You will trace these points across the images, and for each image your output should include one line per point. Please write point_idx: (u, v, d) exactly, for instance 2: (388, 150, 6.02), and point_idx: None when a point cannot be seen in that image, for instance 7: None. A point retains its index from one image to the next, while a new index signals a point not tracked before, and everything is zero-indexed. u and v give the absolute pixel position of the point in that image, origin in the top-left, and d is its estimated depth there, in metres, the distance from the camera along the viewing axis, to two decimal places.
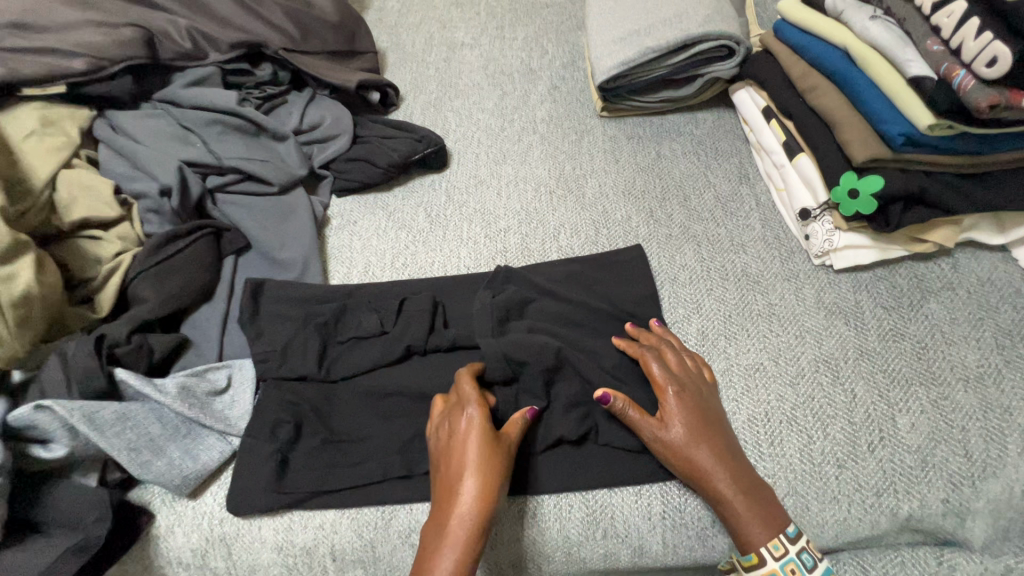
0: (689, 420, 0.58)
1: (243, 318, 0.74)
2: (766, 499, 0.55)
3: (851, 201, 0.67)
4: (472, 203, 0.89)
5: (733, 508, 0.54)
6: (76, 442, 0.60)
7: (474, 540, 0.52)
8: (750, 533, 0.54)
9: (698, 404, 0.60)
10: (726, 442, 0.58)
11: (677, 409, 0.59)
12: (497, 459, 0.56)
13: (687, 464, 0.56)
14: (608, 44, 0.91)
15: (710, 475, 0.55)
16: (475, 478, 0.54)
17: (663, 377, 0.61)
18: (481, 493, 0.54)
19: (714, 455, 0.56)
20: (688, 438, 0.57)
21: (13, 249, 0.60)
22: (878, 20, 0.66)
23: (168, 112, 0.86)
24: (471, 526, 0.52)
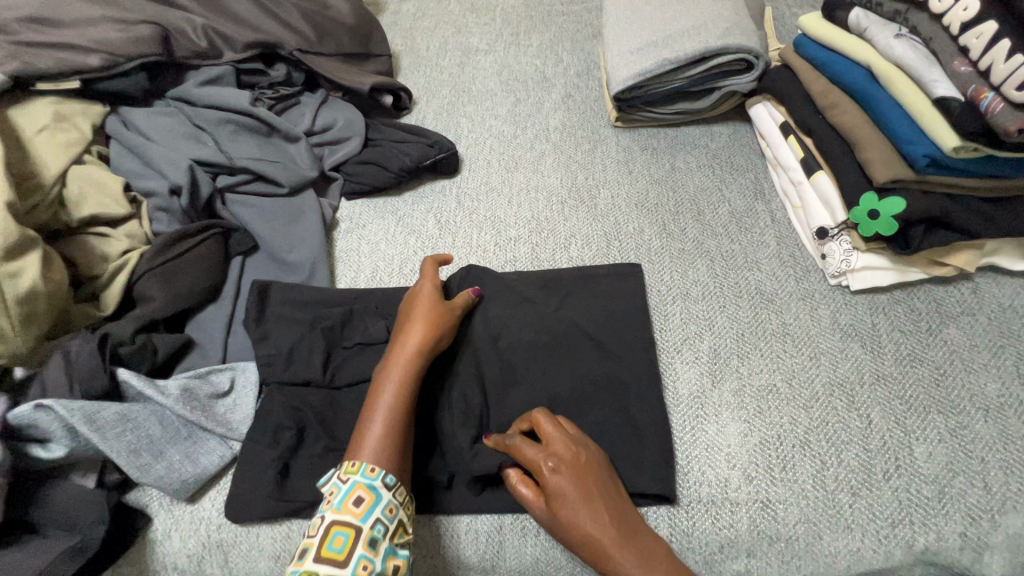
0: (573, 497, 0.53)
1: (249, 321, 0.73)
2: (663, 563, 0.50)
3: (871, 222, 0.65)
4: (482, 210, 0.88)
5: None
6: (76, 443, 0.58)
7: (411, 376, 0.60)
8: None
9: (580, 477, 0.54)
10: (616, 513, 0.53)
11: (558, 488, 0.53)
12: (438, 314, 0.65)
13: (583, 548, 0.52)
14: (624, 54, 0.90)
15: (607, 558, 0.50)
16: (418, 332, 0.62)
17: (535, 454, 0.55)
18: (425, 342, 0.62)
19: (603, 534, 0.51)
20: (574, 514, 0.52)
21: (19, 245, 0.58)
22: (903, 38, 0.65)
23: (181, 110, 0.86)
24: (410, 371, 0.60)
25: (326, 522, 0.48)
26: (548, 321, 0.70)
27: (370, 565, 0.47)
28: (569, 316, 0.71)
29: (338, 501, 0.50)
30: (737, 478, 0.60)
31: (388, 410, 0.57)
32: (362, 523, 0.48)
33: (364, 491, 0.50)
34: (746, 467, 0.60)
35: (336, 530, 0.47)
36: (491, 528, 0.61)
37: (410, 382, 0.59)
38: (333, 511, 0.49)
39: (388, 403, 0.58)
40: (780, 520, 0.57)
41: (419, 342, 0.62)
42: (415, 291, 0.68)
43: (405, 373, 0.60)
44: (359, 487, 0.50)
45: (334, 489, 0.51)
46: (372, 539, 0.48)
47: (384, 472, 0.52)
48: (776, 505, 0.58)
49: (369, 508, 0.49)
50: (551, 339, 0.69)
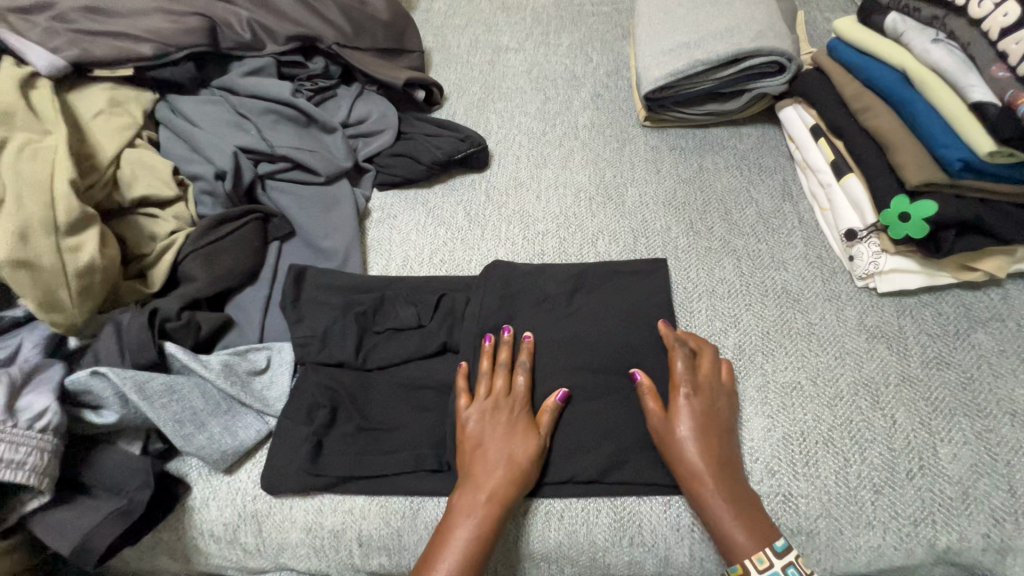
0: (695, 419, 0.60)
1: (286, 303, 0.76)
2: (751, 508, 0.57)
3: (901, 224, 0.66)
4: (511, 204, 0.90)
5: (721, 517, 0.56)
6: (125, 410, 0.61)
7: (492, 519, 0.57)
8: (733, 541, 0.55)
9: (708, 406, 0.61)
10: (727, 454, 0.59)
11: (684, 408, 0.61)
12: (528, 448, 0.61)
13: (678, 463, 0.59)
14: (656, 54, 0.91)
15: (700, 481, 0.57)
16: (503, 473, 0.59)
17: (682, 374, 0.63)
18: (510, 485, 0.59)
19: (711, 462, 0.58)
20: (689, 434, 0.59)
21: (80, 221, 0.61)
22: (940, 43, 0.65)
23: (226, 99, 0.89)
24: (492, 514, 0.57)
25: None
26: (574, 314, 0.72)
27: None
28: (593, 309, 0.73)
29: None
30: (759, 471, 0.60)
31: (464, 555, 0.55)
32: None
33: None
34: (769, 461, 0.61)
35: None
36: (516, 510, 0.62)
37: (489, 526, 0.57)
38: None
39: (465, 540, 0.56)
40: (802, 514, 0.58)
41: (507, 484, 0.59)
42: (500, 401, 0.64)
43: (486, 518, 0.57)
44: None
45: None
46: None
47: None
48: (798, 499, 0.58)
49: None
50: (576, 331, 0.70)
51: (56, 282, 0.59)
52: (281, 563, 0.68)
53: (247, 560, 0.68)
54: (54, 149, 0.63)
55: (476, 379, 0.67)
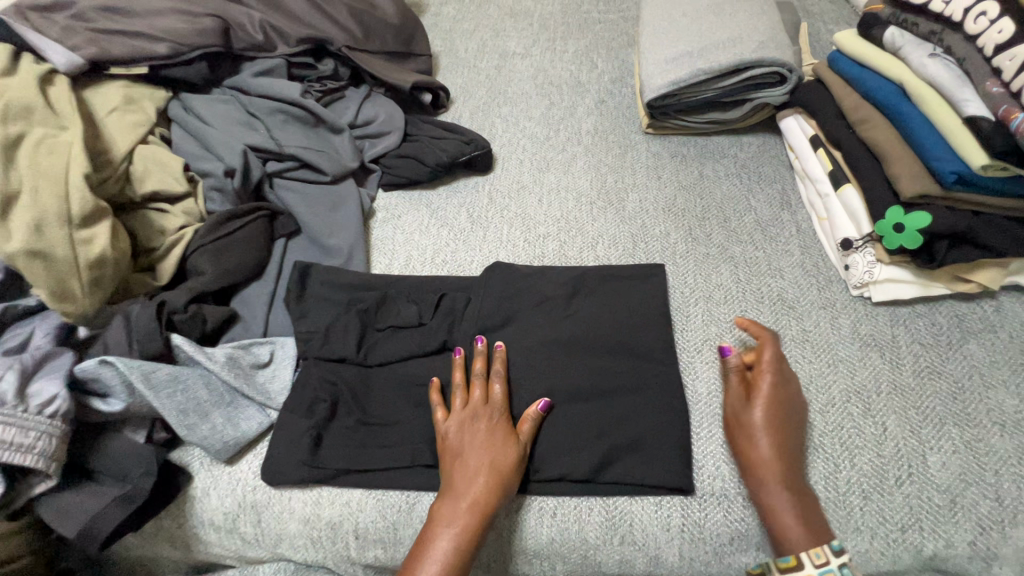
0: (770, 406, 0.60)
1: (290, 299, 0.78)
2: (806, 503, 0.56)
3: (896, 234, 0.67)
4: (513, 207, 0.91)
5: (776, 504, 0.56)
6: (132, 399, 0.63)
7: (472, 526, 0.57)
8: (787, 532, 0.55)
9: (786, 397, 0.61)
10: (795, 449, 0.59)
11: (768, 393, 0.61)
12: (506, 456, 0.61)
13: (742, 442, 0.60)
14: (659, 63, 0.92)
15: (760, 464, 0.58)
16: (482, 481, 0.59)
17: (770, 363, 0.63)
18: (490, 492, 0.59)
19: (780, 451, 0.58)
20: (764, 420, 0.60)
21: (92, 214, 0.63)
22: (937, 58, 0.67)
23: (236, 98, 0.91)
24: (473, 521, 0.58)
25: None
26: (572, 317, 0.73)
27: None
28: (590, 312, 0.74)
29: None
30: None
31: (447, 563, 0.56)
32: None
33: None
34: None
35: None
36: (509, 507, 0.63)
37: (468, 535, 0.57)
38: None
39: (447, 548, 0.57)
40: None
41: (487, 494, 0.59)
42: (478, 413, 0.64)
43: (466, 528, 0.57)
44: None
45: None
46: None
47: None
48: None
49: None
50: (572, 333, 0.72)
51: (68, 273, 0.61)
52: (279, 553, 0.70)
53: (246, 549, 0.69)
54: (70, 144, 0.65)
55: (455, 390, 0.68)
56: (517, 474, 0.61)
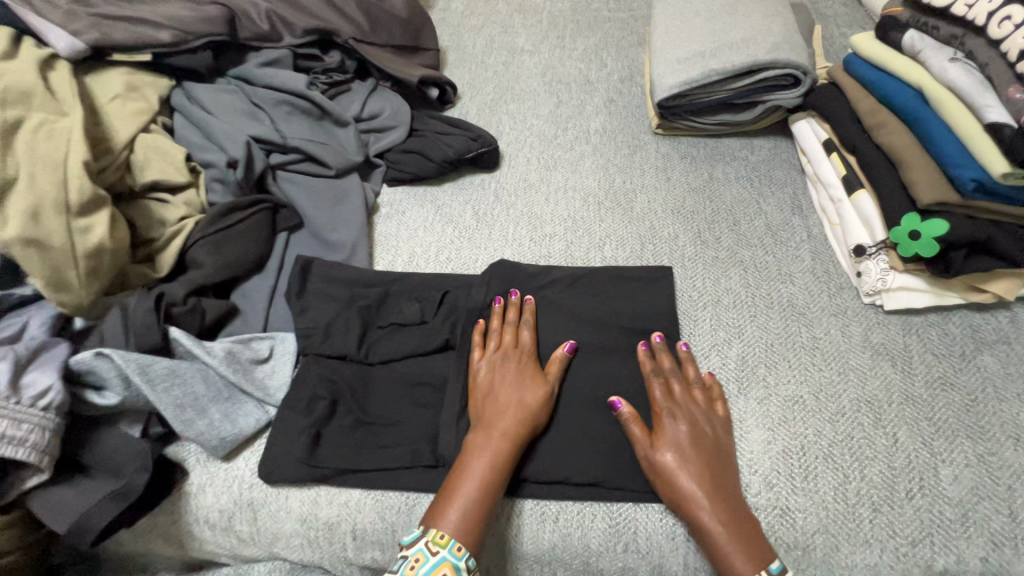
0: (682, 450, 0.58)
1: (291, 293, 0.76)
2: (749, 531, 0.55)
3: (911, 242, 0.65)
4: (519, 206, 0.90)
5: (715, 536, 0.54)
6: (128, 392, 0.62)
7: (504, 458, 0.59)
8: (732, 564, 0.53)
9: (695, 433, 0.60)
10: (722, 482, 0.58)
11: (670, 437, 0.59)
12: (537, 394, 0.64)
13: (666, 490, 0.58)
14: (671, 62, 0.91)
15: (693, 506, 0.56)
16: (513, 414, 0.62)
17: (662, 403, 0.62)
18: (519, 425, 0.61)
19: (706, 486, 0.57)
20: (677, 462, 0.58)
21: (91, 203, 0.61)
22: (958, 63, 0.65)
23: (241, 88, 0.90)
24: (503, 451, 0.60)
25: None
26: (577, 320, 0.72)
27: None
28: (597, 314, 0.73)
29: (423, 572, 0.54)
30: (758, 483, 0.60)
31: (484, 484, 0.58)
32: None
33: (448, 570, 0.54)
34: (767, 475, 0.60)
35: None
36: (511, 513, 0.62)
37: (502, 460, 0.59)
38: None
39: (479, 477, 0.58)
40: (799, 529, 0.58)
41: (518, 425, 0.61)
42: (508, 357, 0.67)
43: (501, 456, 0.59)
44: (445, 565, 0.54)
45: (419, 557, 0.55)
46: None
47: (469, 552, 0.55)
48: (795, 514, 0.58)
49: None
50: (578, 336, 0.70)
51: (65, 262, 0.60)
52: (275, 553, 0.68)
53: (241, 548, 0.68)
54: (70, 130, 0.64)
55: (488, 334, 0.71)
56: (547, 411, 0.64)
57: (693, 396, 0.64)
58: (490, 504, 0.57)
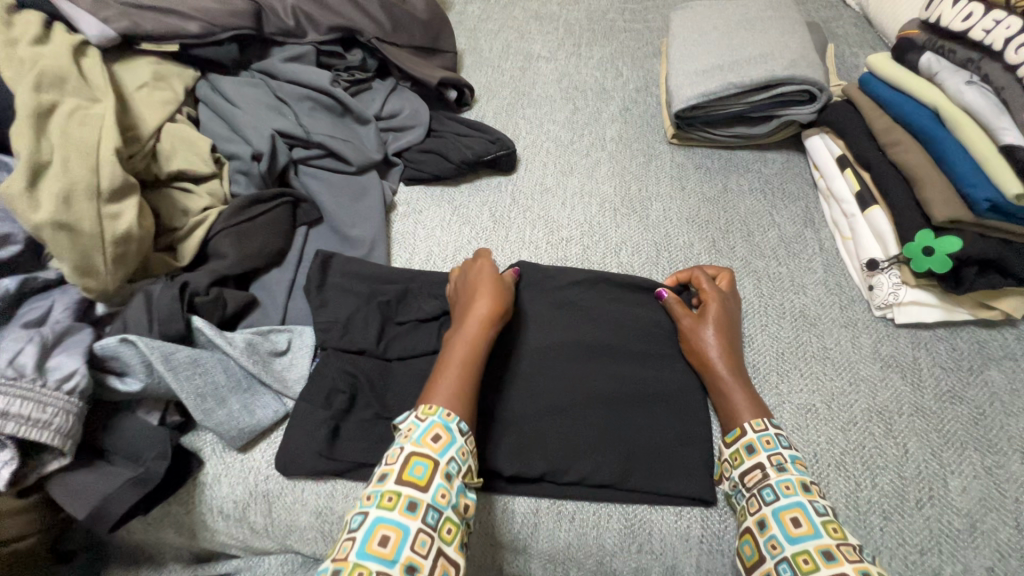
0: (719, 325, 0.68)
1: (310, 287, 0.76)
2: (755, 398, 0.63)
3: (924, 258, 0.68)
4: (536, 209, 0.91)
5: (729, 394, 0.63)
6: (150, 379, 0.62)
7: (478, 344, 0.62)
8: (735, 413, 0.62)
9: (728, 322, 0.69)
10: (738, 358, 0.66)
11: (713, 314, 0.68)
12: (498, 285, 0.68)
13: (700, 356, 0.67)
14: (689, 74, 0.93)
15: (717, 362, 0.66)
16: (480, 305, 0.65)
17: (708, 291, 0.71)
18: (489, 312, 0.64)
19: (727, 358, 0.66)
20: (711, 335, 0.67)
21: (121, 189, 0.62)
22: (974, 86, 0.68)
23: (265, 82, 0.90)
24: (475, 338, 0.62)
25: (406, 452, 0.52)
26: (595, 323, 0.73)
27: (447, 494, 0.51)
28: (614, 317, 0.74)
29: (417, 436, 0.53)
30: None
31: (462, 365, 0.60)
32: (440, 457, 0.52)
33: (441, 429, 0.54)
34: None
35: (415, 460, 0.51)
36: (527, 510, 0.63)
37: (477, 341, 0.62)
38: (412, 444, 0.53)
39: (459, 363, 0.60)
40: None
41: (487, 307, 0.64)
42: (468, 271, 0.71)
43: (476, 337, 0.63)
44: (437, 426, 0.54)
45: (412, 425, 0.55)
46: (448, 472, 0.52)
47: (459, 418, 0.56)
48: None
49: (447, 446, 0.53)
50: (595, 339, 0.71)
51: (94, 248, 0.60)
52: (287, 545, 0.69)
53: (254, 539, 0.68)
54: (103, 117, 0.64)
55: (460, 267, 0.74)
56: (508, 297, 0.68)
57: (720, 281, 0.74)
58: (474, 377, 0.60)
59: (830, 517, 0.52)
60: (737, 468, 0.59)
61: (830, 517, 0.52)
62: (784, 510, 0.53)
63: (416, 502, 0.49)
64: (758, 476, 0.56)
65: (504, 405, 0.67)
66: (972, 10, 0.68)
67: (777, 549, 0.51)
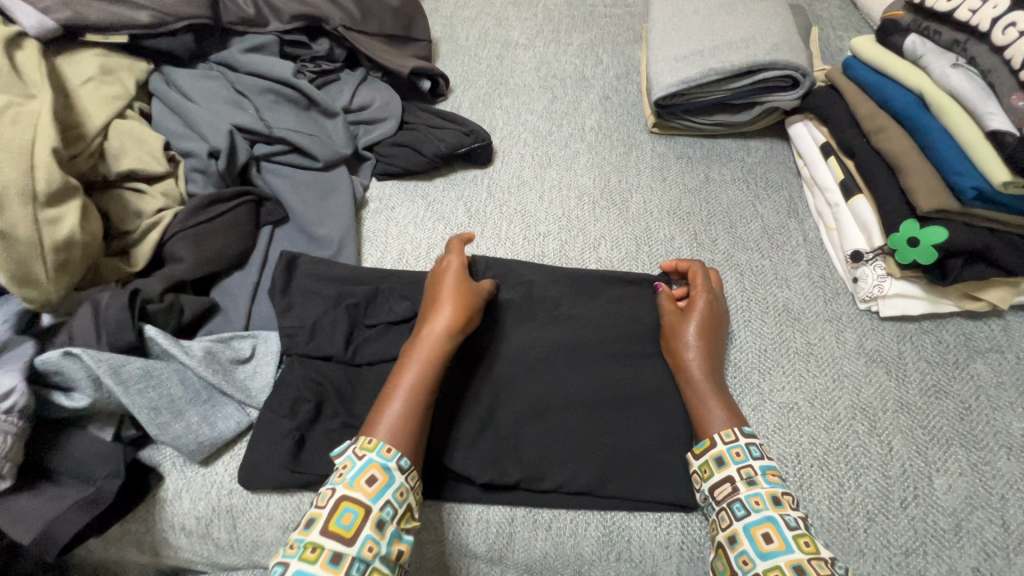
0: (705, 324, 0.65)
1: (275, 290, 0.73)
2: (730, 405, 0.61)
3: (910, 249, 0.65)
4: (512, 203, 0.88)
5: (704, 401, 0.61)
6: (99, 394, 0.58)
7: (434, 363, 0.59)
8: (709, 420, 0.60)
9: (713, 322, 0.66)
10: (716, 362, 0.64)
11: (700, 310, 0.66)
12: (461, 295, 0.64)
13: (677, 356, 0.65)
14: (669, 60, 0.89)
15: (694, 366, 0.63)
16: (444, 313, 0.62)
17: (700, 287, 0.68)
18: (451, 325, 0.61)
19: (706, 362, 0.63)
20: (694, 335, 0.64)
21: (60, 193, 0.58)
22: (960, 68, 0.66)
23: (225, 75, 0.86)
24: (435, 352, 0.60)
25: (337, 496, 0.49)
26: (573, 323, 0.70)
27: (375, 545, 0.48)
28: (593, 315, 0.71)
29: (350, 478, 0.51)
30: None
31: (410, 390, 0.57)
32: (373, 503, 0.50)
33: (377, 471, 0.52)
34: None
35: (345, 506, 0.49)
36: (502, 520, 0.60)
37: (433, 365, 0.59)
38: (344, 487, 0.50)
39: (410, 382, 0.58)
40: None
41: (449, 321, 0.61)
42: (440, 273, 0.67)
43: (430, 357, 0.59)
44: (373, 467, 0.52)
45: (348, 463, 0.52)
46: (380, 520, 0.49)
47: (401, 454, 0.54)
48: None
49: (382, 488, 0.51)
50: (572, 339, 0.69)
51: (31, 256, 0.56)
52: (255, 560, 0.66)
53: (220, 555, 0.66)
54: (39, 114, 0.60)
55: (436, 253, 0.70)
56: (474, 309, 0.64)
57: (712, 280, 0.71)
58: (426, 406, 0.58)
59: (803, 529, 0.50)
60: (706, 481, 0.57)
61: (802, 530, 0.50)
62: (755, 525, 0.50)
63: (341, 554, 0.46)
64: (728, 490, 0.54)
65: (476, 405, 0.64)
66: None
67: (748, 565, 0.49)
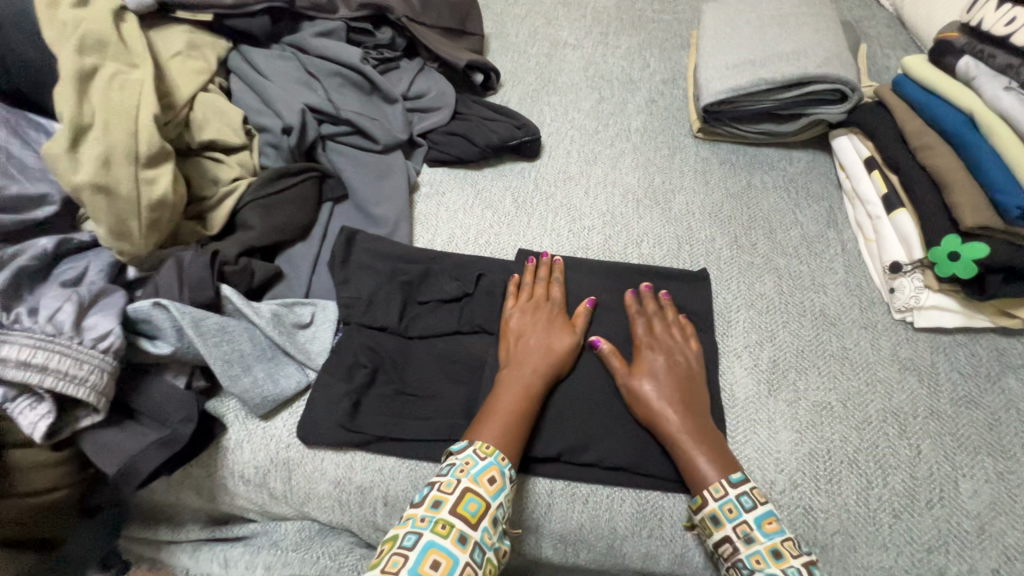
0: (659, 377, 0.65)
1: (335, 262, 0.78)
2: (722, 456, 0.60)
3: (950, 263, 0.68)
4: (559, 196, 0.91)
5: (692, 464, 0.60)
6: (180, 343, 0.63)
7: (532, 394, 0.64)
8: (699, 478, 0.59)
9: (671, 373, 0.66)
10: (691, 411, 0.64)
11: (649, 365, 0.66)
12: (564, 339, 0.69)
13: (643, 412, 0.64)
14: (720, 68, 0.92)
15: (671, 426, 0.62)
16: (547, 354, 0.66)
17: (643, 337, 0.69)
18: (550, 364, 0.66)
19: (679, 419, 0.62)
20: (654, 392, 0.64)
21: (158, 155, 0.63)
22: (1011, 91, 0.69)
23: (296, 56, 0.91)
24: (531, 385, 0.64)
25: (462, 486, 0.55)
26: (614, 311, 0.74)
27: (491, 537, 0.54)
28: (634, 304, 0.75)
29: (474, 473, 0.56)
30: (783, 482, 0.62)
31: (511, 414, 0.61)
32: (491, 500, 0.55)
33: (496, 473, 0.57)
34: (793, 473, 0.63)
35: (471, 496, 0.55)
36: (543, 491, 0.64)
37: (530, 395, 0.63)
38: (469, 480, 0.55)
39: (508, 406, 0.62)
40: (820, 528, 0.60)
41: (550, 361, 0.66)
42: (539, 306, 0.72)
43: (526, 389, 0.63)
44: (494, 468, 0.57)
45: (469, 460, 0.57)
46: (495, 517, 0.55)
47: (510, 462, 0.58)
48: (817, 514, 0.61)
49: (500, 490, 0.56)
50: (613, 327, 0.73)
51: (129, 212, 0.61)
52: (303, 512, 0.70)
53: (272, 505, 0.70)
54: (142, 83, 0.65)
55: (521, 288, 0.75)
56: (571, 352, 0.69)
57: (666, 324, 0.71)
58: (523, 428, 0.62)
59: None
60: None
61: None
62: None
63: (466, 535, 0.53)
64: None
65: None
66: (1015, 15, 0.70)
67: None
